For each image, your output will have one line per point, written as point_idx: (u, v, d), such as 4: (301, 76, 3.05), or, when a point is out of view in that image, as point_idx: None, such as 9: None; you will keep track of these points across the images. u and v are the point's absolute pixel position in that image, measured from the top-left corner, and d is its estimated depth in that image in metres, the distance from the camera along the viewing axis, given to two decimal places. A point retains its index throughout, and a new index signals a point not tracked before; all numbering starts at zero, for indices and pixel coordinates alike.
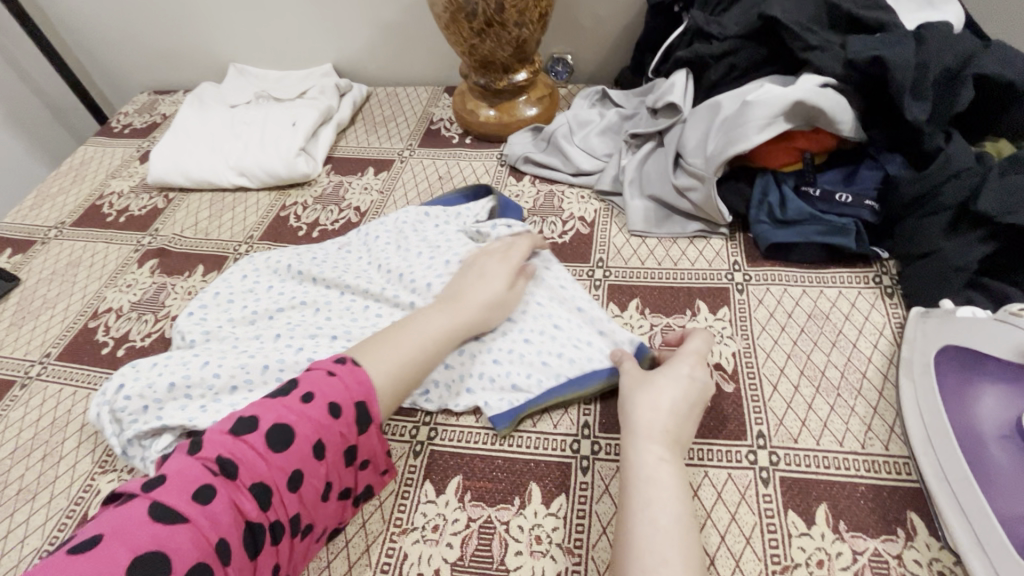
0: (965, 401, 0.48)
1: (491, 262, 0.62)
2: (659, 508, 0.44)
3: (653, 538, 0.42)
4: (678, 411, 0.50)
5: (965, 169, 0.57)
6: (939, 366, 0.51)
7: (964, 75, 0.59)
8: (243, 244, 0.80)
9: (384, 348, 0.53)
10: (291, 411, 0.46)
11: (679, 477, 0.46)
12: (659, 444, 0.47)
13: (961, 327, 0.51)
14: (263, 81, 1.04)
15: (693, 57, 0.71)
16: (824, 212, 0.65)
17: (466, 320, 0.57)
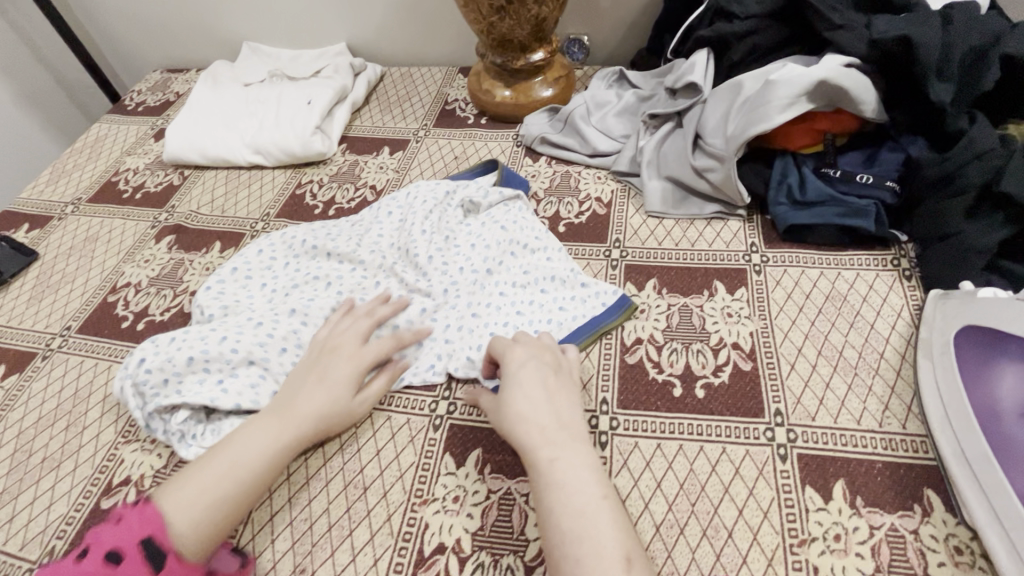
0: (984, 381, 0.49)
1: (331, 361, 0.56)
2: (567, 511, 0.43)
3: (577, 537, 0.41)
4: (541, 403, 0.49)
5: (989, 150, 0.57)
6: (960, 346, 0.52)
7: (991, 55, 0.58)
8: (260, 221, 0.80)
9: (191, 487, 0.47)
10: (119, 527, 0.44)
11: (584, 466, 0.46)
12: (550, 446, 0.46)
13: (980, 308, 0.51)
14: (275, 59, 1.04)
15: (715, 35, 0.70)
16: (844, 194, 0.64)
17: (293, 436, 0.52)
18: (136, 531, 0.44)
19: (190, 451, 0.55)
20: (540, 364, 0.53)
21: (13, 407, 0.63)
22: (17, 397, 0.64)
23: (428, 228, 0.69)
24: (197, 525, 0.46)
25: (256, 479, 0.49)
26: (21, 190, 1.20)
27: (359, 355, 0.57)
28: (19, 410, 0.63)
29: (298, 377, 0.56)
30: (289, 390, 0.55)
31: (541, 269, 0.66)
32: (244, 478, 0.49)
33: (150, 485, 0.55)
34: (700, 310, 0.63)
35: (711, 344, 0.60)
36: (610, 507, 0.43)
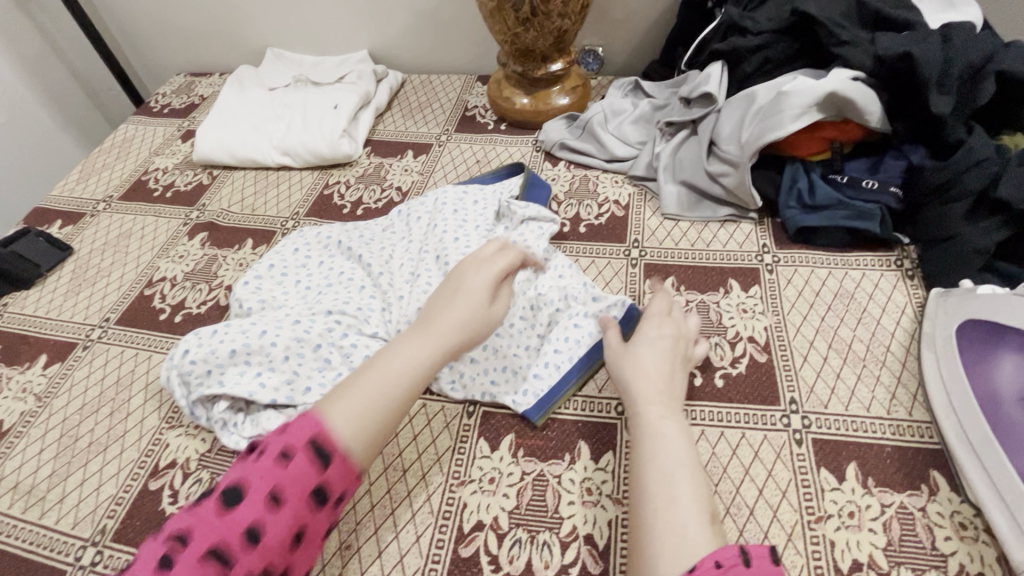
0: (987, 370, 0.52)
1: (471, 269, 0.61)
2: (661, 460, 0.48)
3: (664, 482, 0.46)
4: (666, 372, 0.55)
5: (986, 159, 0.62)
6: (960, 338, 0.56)
7: (987, 71, 0.63)
8: (290, 220, 0.83)
9: (348, 397, 0.48)
10: (284, 434, 0.45)
11: (681, 430, 0.50)
12: (658, 404, 0.52)
13: (981, 304, 0.55)
14: (299, 65, 1.07)
15: (729, 49, 0.75)
16: (851, 198, 0.69)
17: (448, 341, 0.55)
18: (297, 434, 0.45)
19: (233, 438, 0.57)
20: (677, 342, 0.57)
21: (57, 394, 0.65)
22: (61, 384, 0.66)
23: (454, 240, 0.71)
24: (359, 436, 0.47)
25: (404, 394, 0.51)
26: (44, 189, 1.22)
27: (501, 257, 0.63)
28: (63, 398, 0.65)
29: (437, 296, 0.60)
30: (434, 304, 0.59)
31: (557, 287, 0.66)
32: (407, 384, 0.51)
33: (196, 468, 0.58)
34: (716, 306, 0.67)
35: (728, 337, 0.64)
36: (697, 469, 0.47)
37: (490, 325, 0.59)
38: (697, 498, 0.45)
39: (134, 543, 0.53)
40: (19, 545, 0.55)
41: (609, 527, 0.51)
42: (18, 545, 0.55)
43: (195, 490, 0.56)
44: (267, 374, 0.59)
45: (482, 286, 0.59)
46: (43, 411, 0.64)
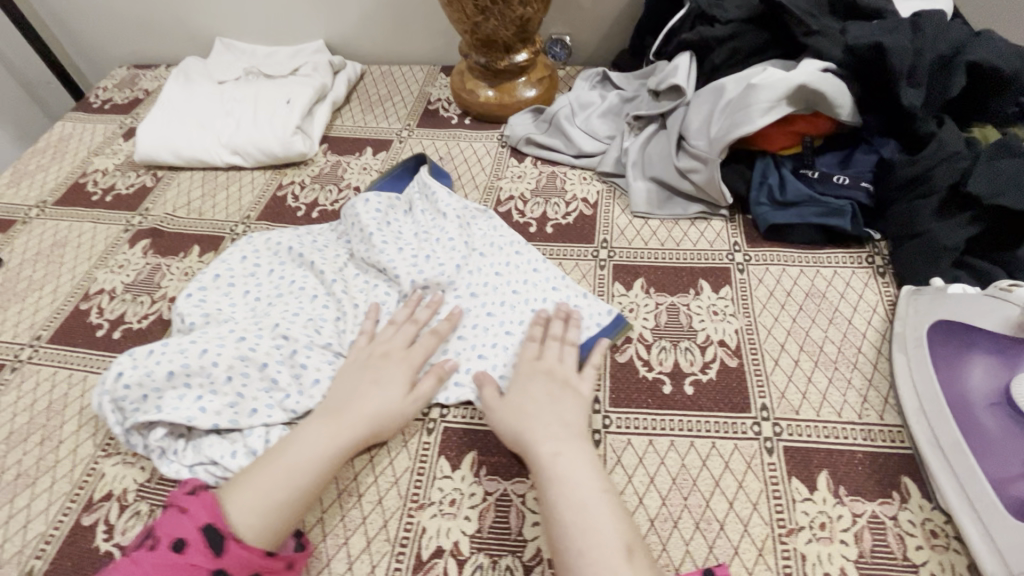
0: (955, 373, 0.51)
1: (385, 364, 0.57)
2: (567, 506, 0.45)
3: (576, 531, 0.44)
4: (543, 406, 0.53)
5: (956, 153, 0.60)
6: (931, 342, 0.54)
7: (957, 62, 0.61)
8: (241, 224, 0.78)
9: (248, 495, 0.47)
10: (182, 516, 0.45)
11: (583, 462, 0.48)
12: (549, 440, 0.50)
13: (956, 303, 0.54)
14: (250, 56, 1.01)
15: (697, 38, 0.72)
16: (822, 193, 0.67)
17: (346, 438, 0.51)
18: (196, 517, 0.45)
19: (173, 467, 0.53)
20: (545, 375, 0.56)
21: None
22: None
23: (401, 249, 0.68)
24: (262, 526, 0.46)
25: (315, 480, 0.49)
26: None
27: (409, 356, 0.58)
28: None
29: (352, 382, 0.56)
30: (342, 392, 0.55)
31: (530, 289, 0.65)
32: (307, 481, 0.48)
33: (134, 500, 0.54)
34: (687, 309, 0.64)
35: (698, 342, 0.62)
36: (609, 502, 0.46)
37: (399, 418, 0.54)
38: (614, 539, 0.43)
39: None
40: None
41: None
42: None
43: (132, 524, 0.52)
44: (209, 397, 0.55)
45: (386, 401, 0.54)
46: None
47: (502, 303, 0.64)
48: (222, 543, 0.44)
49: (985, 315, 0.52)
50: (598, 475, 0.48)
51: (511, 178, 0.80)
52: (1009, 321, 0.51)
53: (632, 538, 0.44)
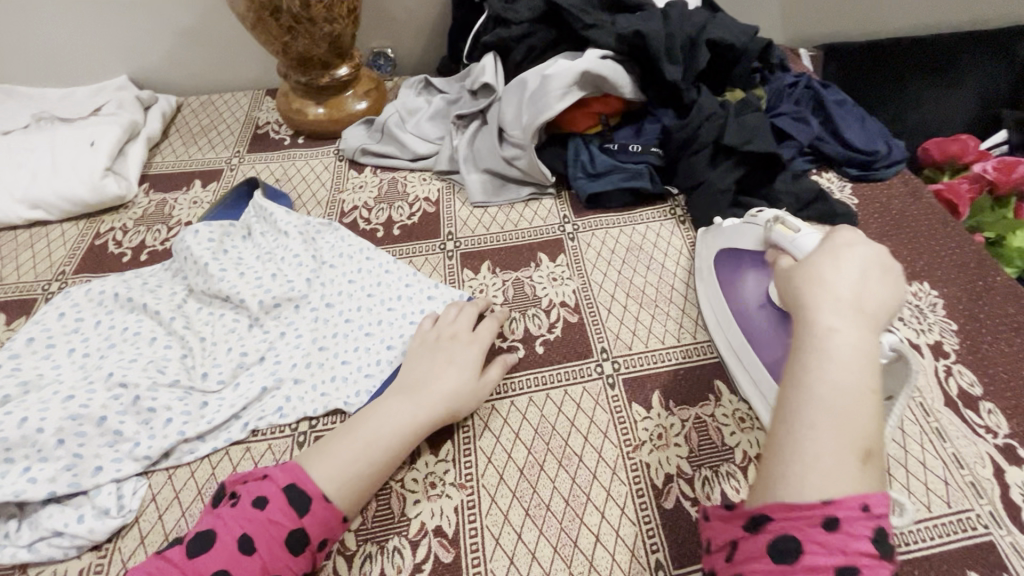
0: (733, 289, 0.63)
1: (455, 346, 0.59)
2: (810, 380, 0.37)
3: (814, 411, 0.36)
4: (859, 280, 0.41)
5: (713, 113, 0.73)
6: (718, 267, 0.66)
7: (700, 41, 0.74)
8: (55, 281, 0.71)
9: (331, 459, 0.50)
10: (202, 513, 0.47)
11: (865, 352, 0.38)
12: (840, 316, 0.39)
13: (729, 233, 0.65)
14: (39, 101, 0.92)
15: (496, 40, 0.79)
16: (624, 161, 0.77)
17: (429, 414, 0.54)
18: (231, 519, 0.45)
19: (6, 552, 0.48)
20: (877, 258, 0.43)
21: None
22: None
23: (243, 274, 0.66)
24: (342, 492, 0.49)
25: (387, 455, 0.51)
26: None
27: (475, 340, 0.60)
28: None
29: (424, 364, 0.58)
30: (418, 373, 0.57)
31: (385, 290, 0.68)
32: (383, 454, 0.51)
33: None
34: (530, 280, 0.71)
35: (543, 307, 0.69)
36: (871, 403, 0.36)
37: (476, 396, 0.57)
38: (854, 440, 0.35)
39: None
40: None
41: (457, 514, 0.52)
42: None
43: None
44: (38, 466, 0.51)
45: (449, 384, 0.56)
46: None
47: (359, 307, 0.66)
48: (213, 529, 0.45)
49: (745, 238, 0.62)
50: (870, 372, 0.37)
51: (353, 189, 0.82)
52: (757, 238, 0.60)
53: (875, 441, 0.36)
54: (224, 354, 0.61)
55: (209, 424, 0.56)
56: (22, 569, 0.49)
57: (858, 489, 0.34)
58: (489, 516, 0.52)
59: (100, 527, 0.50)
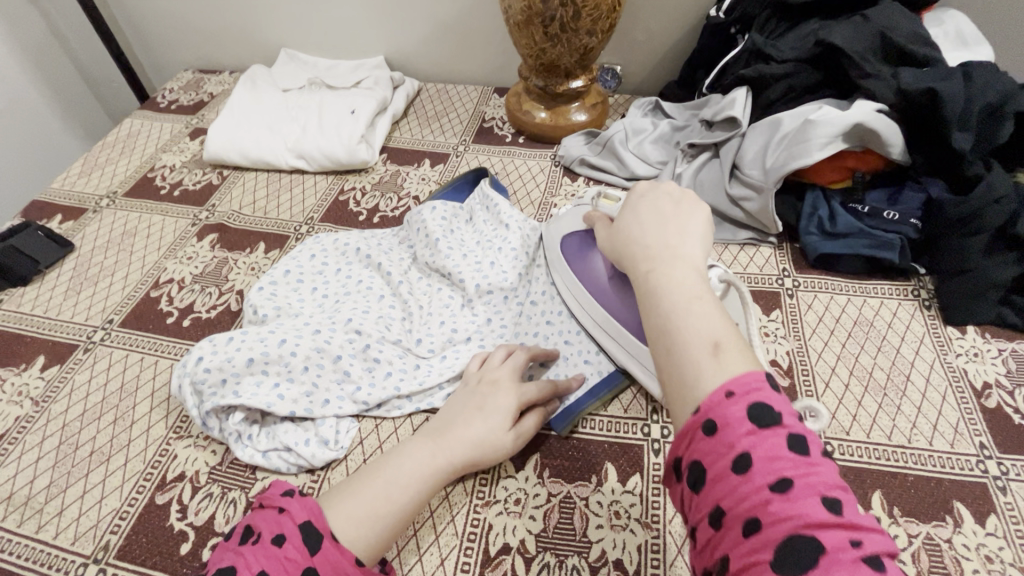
0: (587, 270, 0.63)
1: (492, 392, 0.54)
2: (652, 312, 0.40)
3: (666, 334, 0.39)
4: (649, 224, 0.48)
5: (1006, 195, 0.62)
6: (565, 252, 0.66)
7: (1007, 110, 0.64)
8: (304, 225, 0.81)
9: (350, 502, 0.46)
10: (282, 516, 0.44)
11: (684, 273, 0.42)
12: (652, 259, 0.44)
13: (562, 224, 0.68)
14: (312, 67, 1.06)
15: (755, 75, 0.77)
16: (872, 227, 0.70)
17: (451, 461, 0.50)
18: (295, 517, 0.44)
19: (246, 452, 0.55)
20: (657, 192, 0.51)
21: (55, 399, 0.62)
22: (59, 388, 0.63)
23: (464, 256, 0.70)
24: (367, 536, 0.45)
25: (415, 498, 0.48)
26: (50, 175, 1.26)
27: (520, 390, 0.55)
28: (61, 403, 0.62)
29: (455, 408, 0.55)
30: (447, 416, 0.54)
31: None
32: (406, 498, 0.48)
33: (206, 482, 0.55)
34: None
35: None
36: (706, 308, 0.39)
37: (502, 451, 0.52)
38: (704, 334, 0.37)
39: (141, 562, 0.50)
40: (12, 560, 0.51)
41: (639, 553, 0.50)
42: (13, 561, 0.51)
43: (205, 505, 0.53)
44: (285, 384, 0.57)
45: (484, 430, 0.52)
46: (40, 416, 0.61)
47: (561, 313, 0.66)
48: (318, 542, 0.43)
49: (574, 223, 0.67)
50: (699, 288, 0.41)
51: (565, 196, 0.84)
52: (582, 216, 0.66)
53: (726, 336, 0.37)
54: (436, 326, 0.65)
55: (419, 386, 0.59)
56: (254, 470, 0.56)
57: (727, 377, 0.35)
58: (674, 568, 0.49)
59: (320, 455, 0.55)
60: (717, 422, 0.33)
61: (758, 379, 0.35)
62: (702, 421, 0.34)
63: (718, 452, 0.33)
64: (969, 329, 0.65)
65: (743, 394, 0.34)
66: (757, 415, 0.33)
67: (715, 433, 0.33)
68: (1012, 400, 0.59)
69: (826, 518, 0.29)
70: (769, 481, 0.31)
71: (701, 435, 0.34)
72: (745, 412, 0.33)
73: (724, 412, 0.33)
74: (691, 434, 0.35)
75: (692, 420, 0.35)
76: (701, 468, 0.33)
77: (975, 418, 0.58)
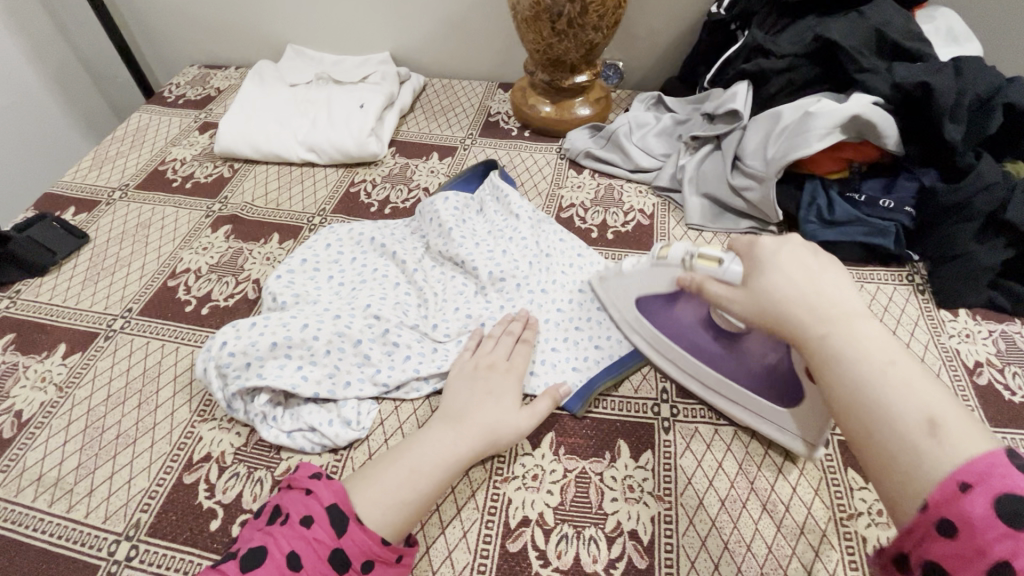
0: (680, 329, 0.59)
1: (493, 377, 0.58)
2: (840, 385, 0.40)
3: (872, 409, 0.38)
4: (802, 282, 0.46)
5: (995, 183, 0.65)
6: (646, 312, 0.61)
7: (995, 102, 0.67)
8: (317, 216, 0.82)
9: (374, 488, 0.48)
10: (310, 498, 0.46)
11: (867, 342, 0.41)
12: (823, 325, 0.43)
13: (627, 281, 0.62)
14: (318, 62, 1.08)
15: (755, 70, 0.79)
16: (868, 215, 0.73)
17: (469, 445, 0.52)
18: (323, 499, 0.46)
19: (271, 432, 0.57)
20: (788, 243, 0.49)
21: (78, 385, 0.63)
22: (82, 374, 0.64)
23: (477, 245, 0.72)
24: (390, 520, 0.47)
25: (437, 483, 0.50)
26: (54, 171, 1.26)
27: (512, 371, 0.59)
28: (85, 388, 0.63)
29: (466, 394, 0.57)
30: (460, 403, 0.56)
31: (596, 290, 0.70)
32: (429, 485, 0.49)
33: (232, 462, 0.57)
34: None
35: None
36: (904, 372, 0.39)
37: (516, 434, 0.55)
38: (909, 410, 0.37)
39: (173, 537, 0.52)
40: (45, 538, 0.52)
41: (653, 524, 0.52)
42: (45, 539, 0.52)
43: (232, 484, 0.55)
44: (308, 367, 0.59)
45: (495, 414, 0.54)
46: (64, 402, 0.62)
47: (571, 300, 0.68)
48: (344, 524, 0.45)
49: (656, 281, 0.58)
50: (883, 354, 0.40)
51: (571, 187, 0.86)
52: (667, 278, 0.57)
53: (936, 408, 0.37)
54: (451, 312, 0.66)
55: (438, 369, 0.61)
56: (278, 450, 0.57)
57: (953, 462, 0.34)
58: (686, 537, 0.51)
59: (343, 435, 0.57)
60: (957, 521, 0.32)
61: (995, 462, 0.33)
62: (935, 520, 0.33)
63: (964, 555, 0.32)
64: (960, 312, 0.68)
65: (983, 485, 0.32)
66: (1012, 515, 0.31)
67: (957, 534, 0.32)
68: (1003, 378, 0.62)
69: None
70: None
71: (936, 534, 0.33)
72: (990, 509, 0.31)
73: (963, 510, 0.32)
74: (923, 532, 0.34)
75: (918, 516, 0.34)
76: (941, 569, 0.33)
77: (968, 394, 0.61)
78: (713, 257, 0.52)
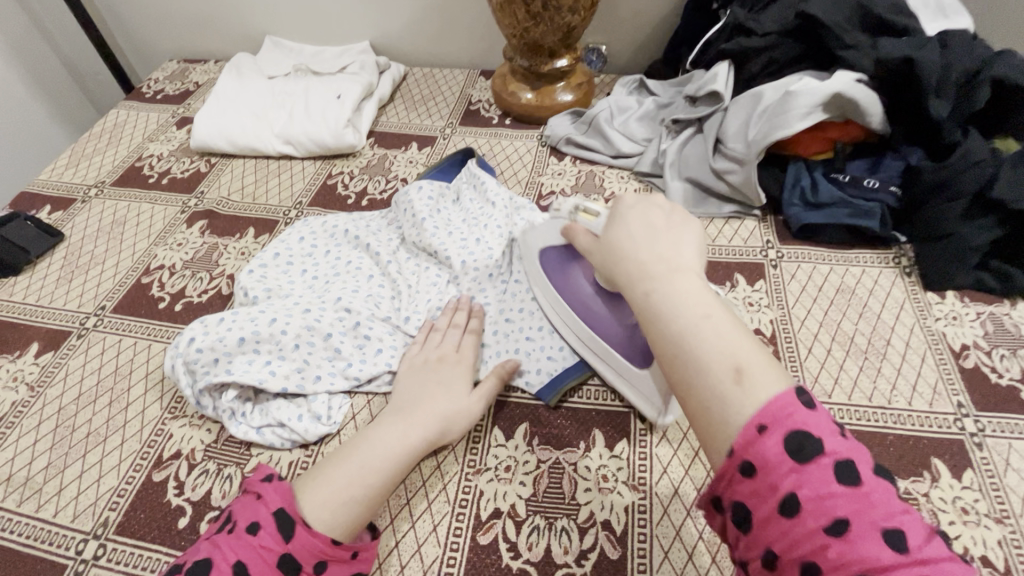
0: (570, 287, 0.60)
1: (444, 367, 0.58)
2: (663, 339, 0.40)
3: (686, 357, 0.38)
4: (642, 240, 0.47)
5: (982, 160, 0.63)
6: (546, 269, 0.63)
7: (983, 77, 0.65)
8: (293, 209, 0.81)
9: (323, 487, 0.47)
10: (257, 503, 0.45)
11: (690, 294, 0.41)
12: (647, 281, 0.43)
13: (540, 235, 0.65)
14: (297, 54, 1.06)
15: (736, 49, 0.77)
16: (853, 196, 0.71)
17: (419, 436, 0.52)
18: (271, 504, 0.44)
19: (241, 429, 0.56)
20: (646, 204, 0.50)
21: (50, 384, 0.63)
22: (54, 374, 0.64)
23: (451, 234, 0.71)
24: (340, 520, 0.46)
25: (387, 477, 0.49)
26: (38, 171, 1.26)
27: (463, 357, 0.59)
28: (56, 387, 0.63)
29: (415, 386, 0.56)
30: (409, 395, 0.55)
31: None
32: (379, 481, 0.49)
33: (202, 459, 0.56)
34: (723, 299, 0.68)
35: None
36: (719, 324, 0.39)
37: (468, 420, 0.55)
38: (719, 356, 0.37)
39: (141, 535, 0.51)
40: (13, 538, 0.52)
41: (627, 514, 0.51)
42: (14, 538, 0.52)
43: (201, 482, 0.54)
44: (277, 362, 0.58)
45: (444, 403, 0.54)
46: (36, 401, 0.62)
47: None
48: (292, 529, 0.43)
49: (553, 235, 0.63)
50: (703, 304, 0.40)
51: (551, 175, 0.84)
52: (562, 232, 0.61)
53: (745, 357, 0.37)
54: (423, 303, 0.65)
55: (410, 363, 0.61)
56: (249, 446, 0.57)
57: (756, 405, 0.35)
58: (660, 527, 0.50)
59: (313, 429, 0.56)
60: (755, 462, 0.33)
61: (786, 401, 0.34)
62: (738, 462, 0.34)
63: (761, 494, 0.33)
64: (948, 294, 0.67)
65: (776, 425, 0.33)
66: (797, 449, 0.32)
67: (756, 474, 0.33)
68: (990, 361, 0.60)
69: (890, 558, 0.29)
70: (821, 522, 0.31)
71: (740, 476, 0.34)
72: (783, 446, 0.33)
73: (760, 451, 0.33)
74: (730, 475, 0.35)
75: (726, 461, 0.35)
76: (746, 510, 0.34)
77: (954, 378, 0.59)
78: (596, 212, 0.57)
